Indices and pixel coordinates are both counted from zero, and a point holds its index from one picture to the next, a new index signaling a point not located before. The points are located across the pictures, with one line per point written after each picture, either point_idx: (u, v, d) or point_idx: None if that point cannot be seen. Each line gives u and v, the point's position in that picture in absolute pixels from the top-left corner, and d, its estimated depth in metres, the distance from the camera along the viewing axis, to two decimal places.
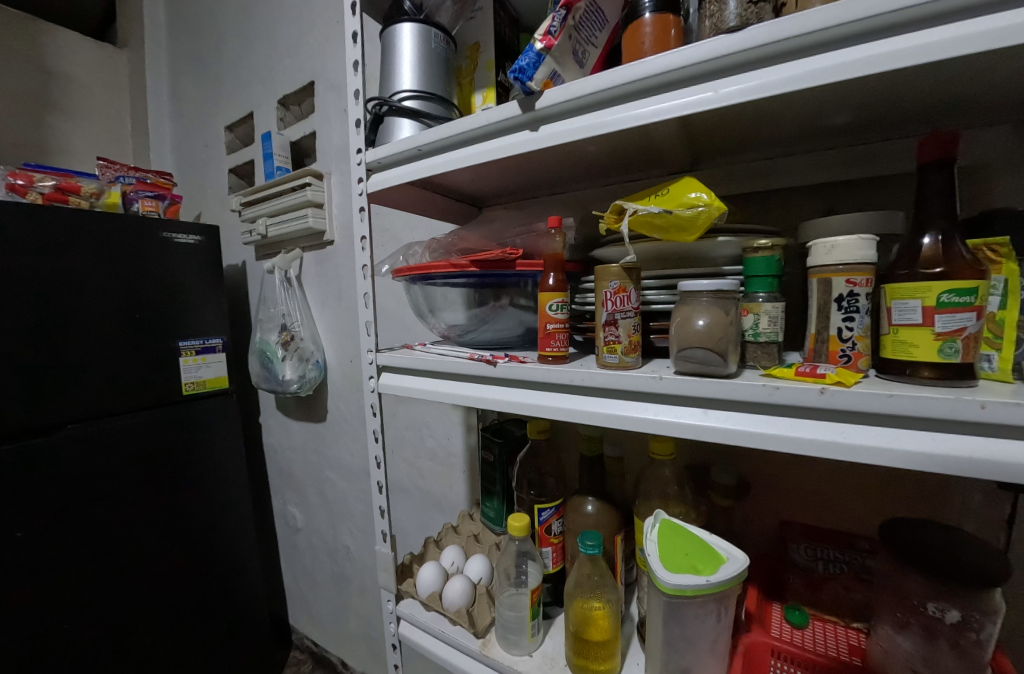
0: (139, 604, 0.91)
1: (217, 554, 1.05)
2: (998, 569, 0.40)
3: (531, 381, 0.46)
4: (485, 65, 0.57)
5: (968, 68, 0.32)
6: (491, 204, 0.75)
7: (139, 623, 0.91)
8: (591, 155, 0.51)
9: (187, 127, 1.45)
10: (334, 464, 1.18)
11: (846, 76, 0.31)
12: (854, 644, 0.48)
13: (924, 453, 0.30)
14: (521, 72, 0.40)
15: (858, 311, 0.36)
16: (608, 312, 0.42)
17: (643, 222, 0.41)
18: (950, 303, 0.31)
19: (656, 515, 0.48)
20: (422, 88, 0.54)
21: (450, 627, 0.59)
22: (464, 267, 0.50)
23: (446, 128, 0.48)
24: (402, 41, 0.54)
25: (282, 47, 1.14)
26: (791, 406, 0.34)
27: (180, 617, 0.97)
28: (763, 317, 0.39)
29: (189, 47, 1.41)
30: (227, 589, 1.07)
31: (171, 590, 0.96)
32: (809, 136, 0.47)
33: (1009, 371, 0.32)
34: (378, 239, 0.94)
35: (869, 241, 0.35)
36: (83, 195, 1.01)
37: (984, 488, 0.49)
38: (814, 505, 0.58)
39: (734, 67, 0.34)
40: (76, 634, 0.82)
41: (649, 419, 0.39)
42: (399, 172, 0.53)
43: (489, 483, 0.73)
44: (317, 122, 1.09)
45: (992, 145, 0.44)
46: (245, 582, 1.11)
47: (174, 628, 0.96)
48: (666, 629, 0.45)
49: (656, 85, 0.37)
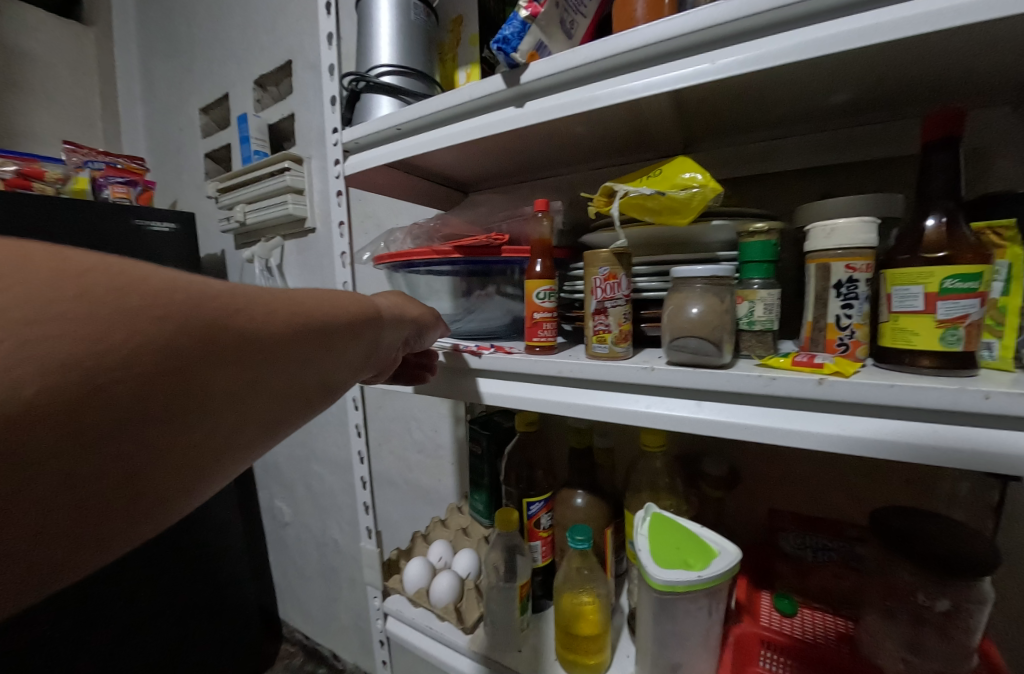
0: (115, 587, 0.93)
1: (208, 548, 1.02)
2: (990, 555, 0.39)
3: (518, 373, 0.44)
4: (469, 39, 0.53)
5: (980, 40, 0.30)
6: (478, 189, 0.72)
7: (120, 600, 0.94)
8: (581, 135, 0.49)
9: (159, 108, 1.39)
10: (321, 457, 1.16)
11: (852, 45, 0.28)
12: (841, 631, 0.48)
13: (924, 444, 0.28)
14: (506, 42, 0.38)
15: (856, 297, 0.34)
16: (598, 300, 0.40)
17: (635, 204, 0.39)
18: (953, 289, 0.30)
19: (647, 508, 0.47)
20: (400, 62, 0.51)
21: (438, 624, 0.59)
22: (448, 253, 0.48)
23: (427, 104, 0.45)
24: (378, 13, 0.51)
25: (257, 23, 1.08)
26: (787, 396, 0.32)
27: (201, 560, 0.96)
28: (758, 305, 0.38)
29: (158, 22, 1.33)
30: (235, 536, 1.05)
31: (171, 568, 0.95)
32: (805, 115, 0.45)
33: (1010, 359, 0.31)
34: (360, 225, 0.91)
35: (870, 223, 0.34)
36: (48, 181, 0.96)
37: (974, 477, 0.49)
38: (804, 494, 0.57)
39: (732, 37, 0.32)
40: (54, 616, 0.85)
41: (641, 411, 0.37)
42: (378, 152, 0.50)
43: (477, 476, 0.71)
44: (294, 103, 1.04)
45: (995, 126, 0.42)
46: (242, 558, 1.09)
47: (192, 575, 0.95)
48: (657, 626, 0.44)
49: (649, 57, 0.35)
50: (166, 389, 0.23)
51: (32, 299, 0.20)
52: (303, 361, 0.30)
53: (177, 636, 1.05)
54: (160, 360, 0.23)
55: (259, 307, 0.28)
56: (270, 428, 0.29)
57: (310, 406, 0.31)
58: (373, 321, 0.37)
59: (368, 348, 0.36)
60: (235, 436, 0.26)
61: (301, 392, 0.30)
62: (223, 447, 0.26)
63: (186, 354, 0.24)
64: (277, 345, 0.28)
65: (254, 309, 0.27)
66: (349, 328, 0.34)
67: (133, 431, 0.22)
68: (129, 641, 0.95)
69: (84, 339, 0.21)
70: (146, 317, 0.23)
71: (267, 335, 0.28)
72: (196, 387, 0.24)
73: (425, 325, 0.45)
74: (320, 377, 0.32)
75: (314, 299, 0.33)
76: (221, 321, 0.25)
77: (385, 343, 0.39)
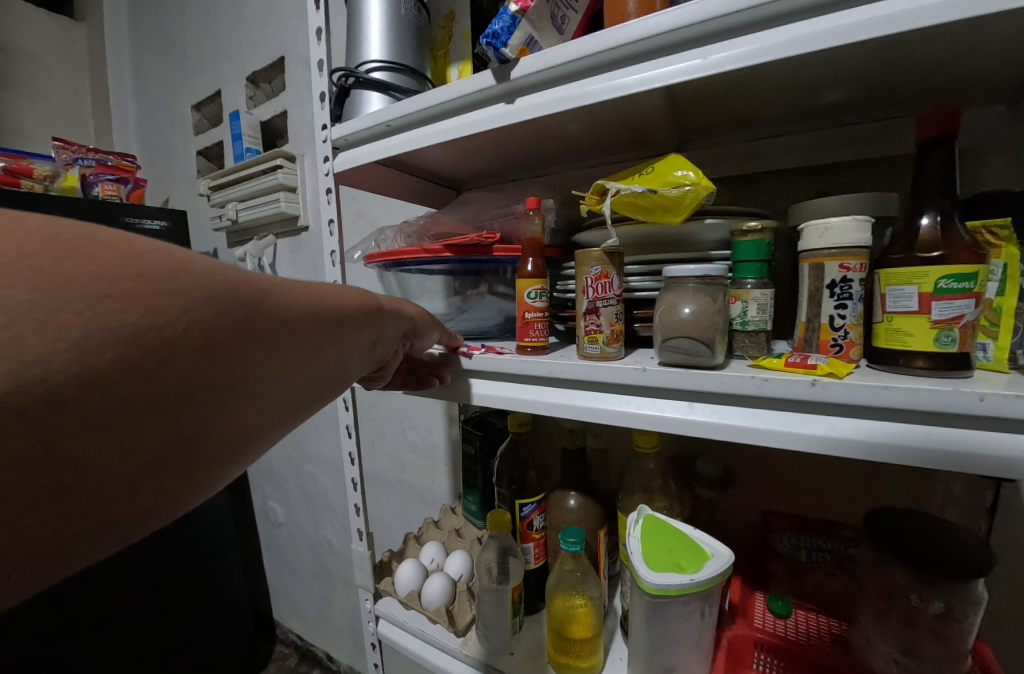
0: (105, 589, 0.92)
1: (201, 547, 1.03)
2: (983, 558, 0.39)
3: (509, 373, 0.43)
4: (461, 35, 0.52)
5: (976, 37, 0.30)
6: (471, 187, 0.72)
7: (111, 603, 0.93)
8: (574, 132, 0.48)
9: (151, 105, 1.37)
10: (315, 457, 1.15)
11: (845, 41, 0.28)
12: (834, 633, 0.48)
13: (918, 446, 0.28)
14: (495, 37, 0.37)
15: (850, 298, 0.34)
16: (590, 300, 0.40)
17: (626, 202, 0.39)
18: (948, 289, 0.29)
19: (639, 510, 0.46)
20: (390, 58, 0.50)
21: (430, 627, 0.59)
22: (439, 252, 0.47)
23: (417, 100, 0.44)
24: (368, 8, 0.50)
25: (249, 19, 1.07)
26: (781, 398, 0.32)
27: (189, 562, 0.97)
28: (752, 305, 0.37)
29: (149, 18, 1.32)
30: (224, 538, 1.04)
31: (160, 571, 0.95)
32: (800, 113, 0.44)
33: (1005, 361, 0.31)
34: (353, 224, 0.90)
35: (864, 222, 0.33)
36: (36, 178, 0.95)
37: (968, 478, 0.48)
38: (797, 495, 0.57)
39: (725, 32, 0.31)
40: (41, 620, 0.84)
41: (632, 412, 0.37)
42: (367, 149, 0.49)
43: (470, 477, 0.70)
44: (287, 100, 1.03)
45: (990, 125, 0.42)
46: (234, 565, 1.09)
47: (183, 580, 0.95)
48: (650, 630, 0.43)
49: (641, 52, 0.34)
50: (211, 367, 0.25)
51: (99, 275, 0.22)
52: (320, 347, 0.32)
53: (169, 638, 1.03)
54: (208, 340, 0.25)
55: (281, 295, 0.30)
56: (294, 409, 0.31)
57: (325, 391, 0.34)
58: (375, 315, 0.38)
59: (372, 338, 0.38)
60: (266, 416, 0.29)
61: (320, 377, 0.33)
62: (256, 424, 0.28)
63: (230, 336, 0.26)
64: (299, 331, 0.31)
65: (279, 296, 0.30)
66: (357, 318, 0.36)
67: (181, 405, 0.24)
68: (120, 644, 0.94)
69: (146, 313, 0.23)
70: (198, 298, 0.25)
71: (292, 320, 0.30)
72: (235, 366, 0.26)
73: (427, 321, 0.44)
74: (335, 363, 0.34)
75: (324, 291, 0.35)
76: (251, 301, 0.27)
77: (389, 335, 0.40)
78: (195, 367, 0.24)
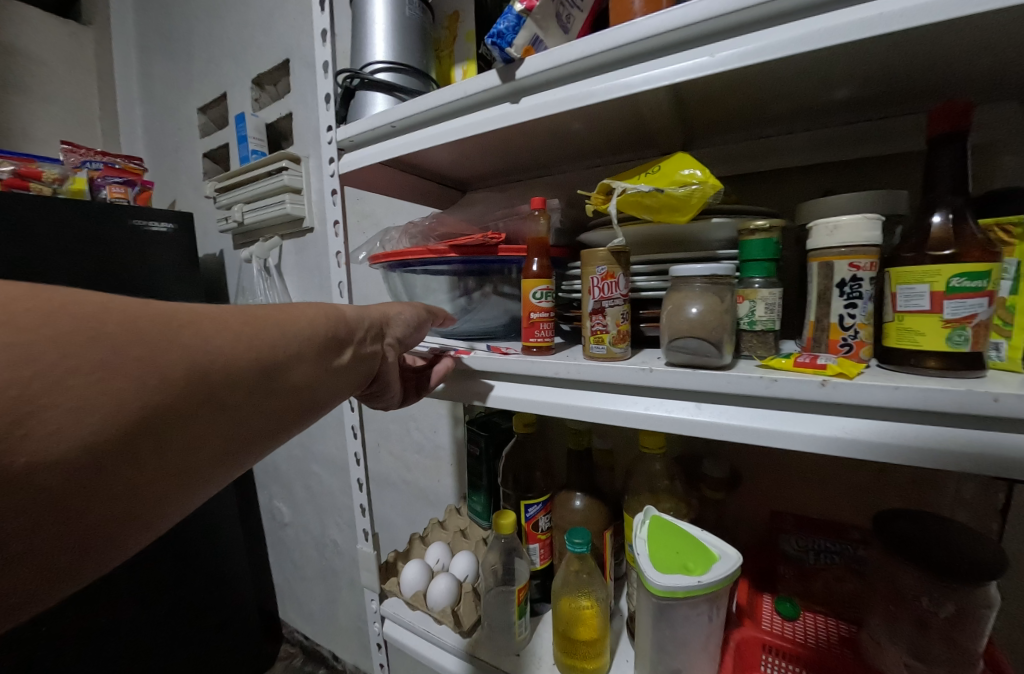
0: (115, 587, 0.93)
1: (201, 535, 1.08)
2: (996, 560, 0.38)
3: (516, 374, 0.43)
4: (465, 36, 0.53)
5: (989, 31, 0.29)
6: (476, 187, 0.72)
7: (118, 600, 0.94)
8: (578, 132, 0.48)
9: (158, 107, 1.38)
10: (320, 457, 1.16)
11: (855, 37, 0.27)
12: (844, 635, 0.47)
13: (929, 447, 0.27)
14: (501, 37, 0.37)
15: (860, 297, 0.34)
16: (595, 300, 0.39)
17: (633, 201, 0.38)
18: (961, 287, 0.29)
19: (646, 511, 0.46)
20: (395, 59, 0.50)
21: (436, 627, 0.59)
22: (444, 253, 0.47)
23: (421, 101, 0.44)
24: (374, 9, 0.51)
25: (255, 21, 1.07)
26: (791, 398, 0.31)
27: (177, 554, 1.03)
28: (760, 304, 0.37)
29: (156, 22, 1.32)
30: (210, 541, 1.10)
31: (156, 557, 1.00)
32: (807, 110, 0.44)
33: (1019, 360, 0.30)
34: (357, 225, 0.91)
35: (874, 220, 0.33)
36: (45, 181, 0.96)
37: (978, 478, 0.48)
38: (805, 496, 0.56)
39: (730, 29, 0.31)
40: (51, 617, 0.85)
41: (639, 413, 0.36)
42: (371, 151, 0.49)
43: (475, 477, 0.70)
44: (292, 103, 1.04)
45: (1001, 121, 0.41)
46: (227, 556, 1.15)
47: (173, 568, 1.03)
48: (657, 632, 0.43)
49: (646, 51, 0.34)
50: (108, 458, 0.25)
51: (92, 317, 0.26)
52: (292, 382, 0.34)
53: (177, 636, 1.04)
54: (117, 414, 0.25)
55: (225, 333, 0.31)
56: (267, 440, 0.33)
57: (266, 440, 0.33)
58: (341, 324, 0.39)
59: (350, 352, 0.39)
60: (224, 462, 0.30)
61: (256, 432, 0.32)
62: (177, 493, 0.28)
63: (137, 422, 0.26)
64: (233, 397, 0.30)
65: None
66: (322, 350, 0.36)
67: (83, 491, 0.24)
68: (128, 643, 0.95)
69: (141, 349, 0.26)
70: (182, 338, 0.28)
71: (244, 370, 0.31)
72: (142, 451, 0.26)
73: (412, 322, 0.46)
74: (292, 401, 0.34)
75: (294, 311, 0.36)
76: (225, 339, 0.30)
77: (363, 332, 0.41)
78: (104, 447, 0.25)
